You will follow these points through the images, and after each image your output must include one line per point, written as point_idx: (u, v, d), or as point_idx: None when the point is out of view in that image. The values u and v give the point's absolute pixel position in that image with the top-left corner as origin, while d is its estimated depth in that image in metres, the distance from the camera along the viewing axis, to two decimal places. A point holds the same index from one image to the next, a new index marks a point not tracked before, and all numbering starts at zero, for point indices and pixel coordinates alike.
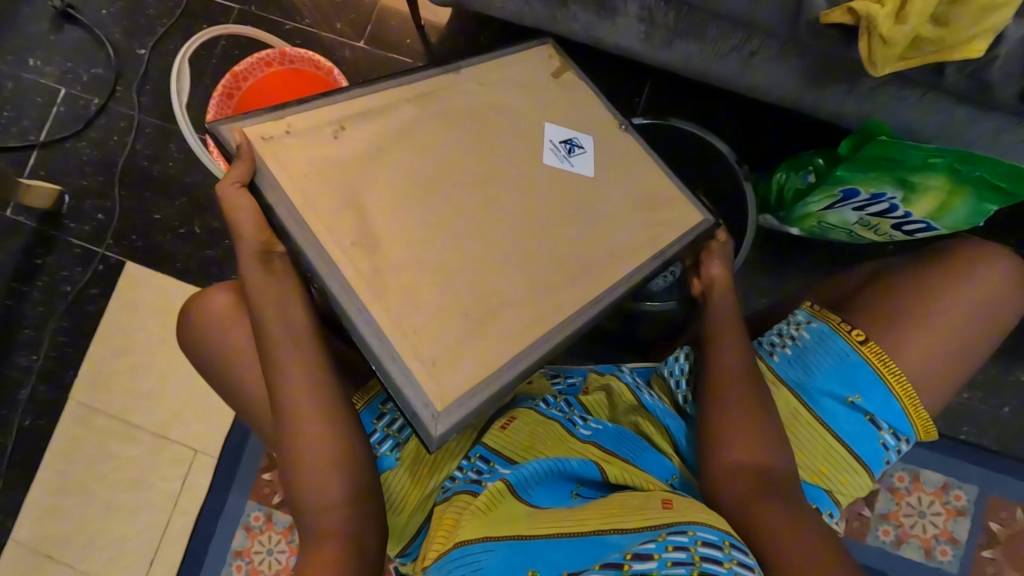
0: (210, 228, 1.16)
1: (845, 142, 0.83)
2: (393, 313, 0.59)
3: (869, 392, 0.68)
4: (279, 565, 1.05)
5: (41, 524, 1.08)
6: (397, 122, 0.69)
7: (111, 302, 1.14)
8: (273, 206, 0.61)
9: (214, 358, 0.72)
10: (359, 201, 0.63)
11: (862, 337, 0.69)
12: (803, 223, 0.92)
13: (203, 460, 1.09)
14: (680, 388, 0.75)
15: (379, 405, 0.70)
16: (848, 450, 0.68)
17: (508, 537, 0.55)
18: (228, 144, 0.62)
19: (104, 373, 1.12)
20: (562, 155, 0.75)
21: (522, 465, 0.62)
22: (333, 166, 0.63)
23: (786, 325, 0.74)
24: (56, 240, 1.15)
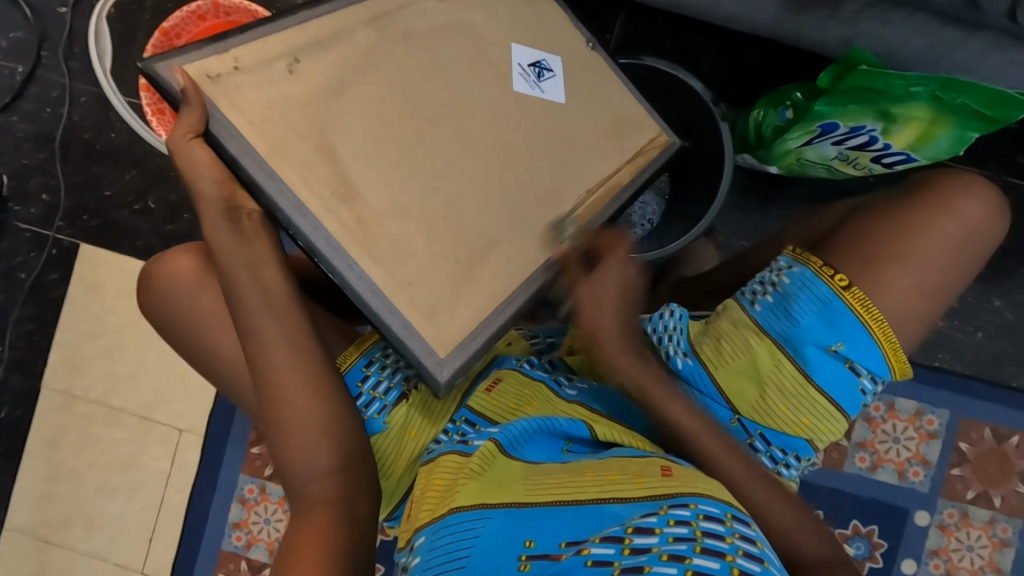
0: (166, 202, 1.09)
1: (826, 73, 0.81)
2: (384, 266, 0.56)
3: (851, 338, 0.67)
4: (278, 533, 1.07)
5: (35, 511, 1.09)
6: (357, 52, 0.61)
7: (73, 286, 1.10)
8: (236, 157, 0.53)
9: (181, 341, 0.69)
10: (332, 148, 0.57)
11: (845, 282, 0.68)
12: (781, 161, 0.88)
13: (190, 438, 1.09)
14: (665, 343, 0.73)
15: (363, 367, 0.67)
16: (829, 398, 0.68)
17: (507, 504, 0.55)
18: (170, 87, 0.53)
19: (77, 358, 1.09)
20: (532, 80, 0.70)
21: (511, 423, 0.63)
22: (296, 106, 0.56)
23: (768, 272, 0.73)
24: (3, 224, 1.09)
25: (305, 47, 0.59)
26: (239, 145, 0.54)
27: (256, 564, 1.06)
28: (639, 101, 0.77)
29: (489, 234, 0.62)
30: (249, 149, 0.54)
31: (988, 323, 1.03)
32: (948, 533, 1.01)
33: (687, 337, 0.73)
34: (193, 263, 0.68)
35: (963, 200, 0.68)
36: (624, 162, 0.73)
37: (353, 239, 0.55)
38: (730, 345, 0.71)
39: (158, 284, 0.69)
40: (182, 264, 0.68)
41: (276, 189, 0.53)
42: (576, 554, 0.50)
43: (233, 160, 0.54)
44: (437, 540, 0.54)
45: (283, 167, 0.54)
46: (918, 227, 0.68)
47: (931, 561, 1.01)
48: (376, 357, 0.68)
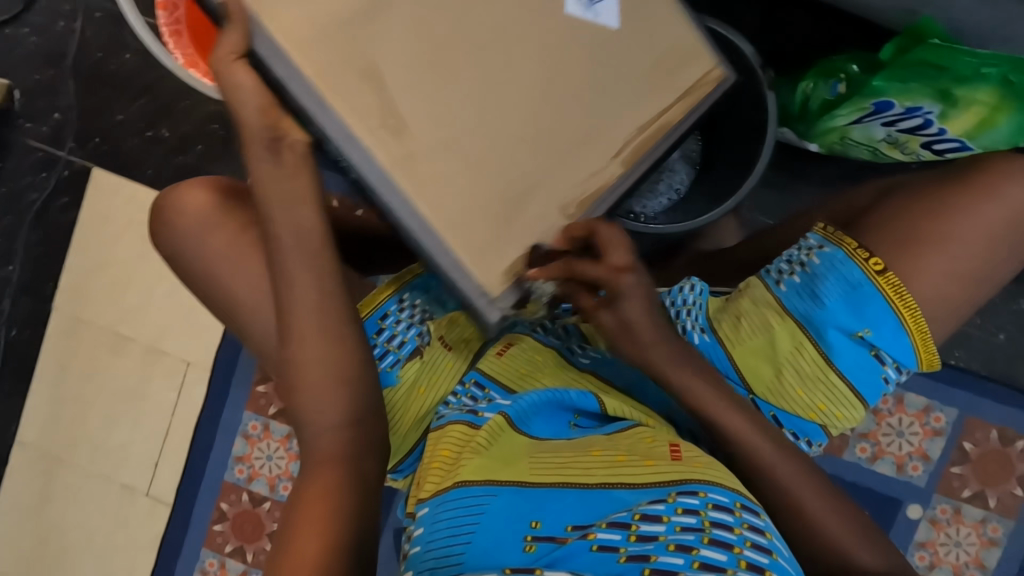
0: (179, 131, 1.06)
1: (890, 45, 0.74)
2: (439, 205, 0.52)
3: (878, 325, 0.65)
4: (279, 471, 1.09)
5: (45, 429, 1.11)
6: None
7: (83, 211, 1.08)
8: (282, 79, 0.51)
9: (191, 276, 0.68)
10: (377, 69, 0.51)
11: (879, 266, 0.65)
12: (824, 139, 0.84)
13: (197, 372, 1.10)
14: (681, 317, 0.71)
15: (378, 321, 0.67)
16: (848, 384, 0.67)
17: (510, 483, 0.55)
18: (213, 6, 0.51)
19: (86, 284, 1.09)
20: (585, 2, 0.58)
21: (522, 396, 0.62)
22: (344, 22, 0.51)
23: (797, 251, 0.71)
24: (14, 142, 1.07)
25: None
26: (285, 66, 0.50)
27: (257, 497, 1.09)
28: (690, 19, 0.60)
29: (530, 173, 0.55)
30: (297, 73, 0.50)
31: (1013, 325, 1.00)
32: (939, 528, 1.02)
33: (704, 313, 0.72)
34: (206, 201, 0.67)
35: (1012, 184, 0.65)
36: (674, 98, 0.59)
37: (404, 173, 0.51)
38: (750, 324, 0.69)
39: (171, 218, 0.68)
40: (194, 203, 0.67)
41: (330, 120, 0.51)
42: (581, 538, 0.51)
43: (280, 82, 0.51)
44: (440, 514, 0.54)
45: (329, 92, 0.50)
46: (964, 223, 0.64)
47: (917, 553, 1.02)
48: (392, 310, 0.67)
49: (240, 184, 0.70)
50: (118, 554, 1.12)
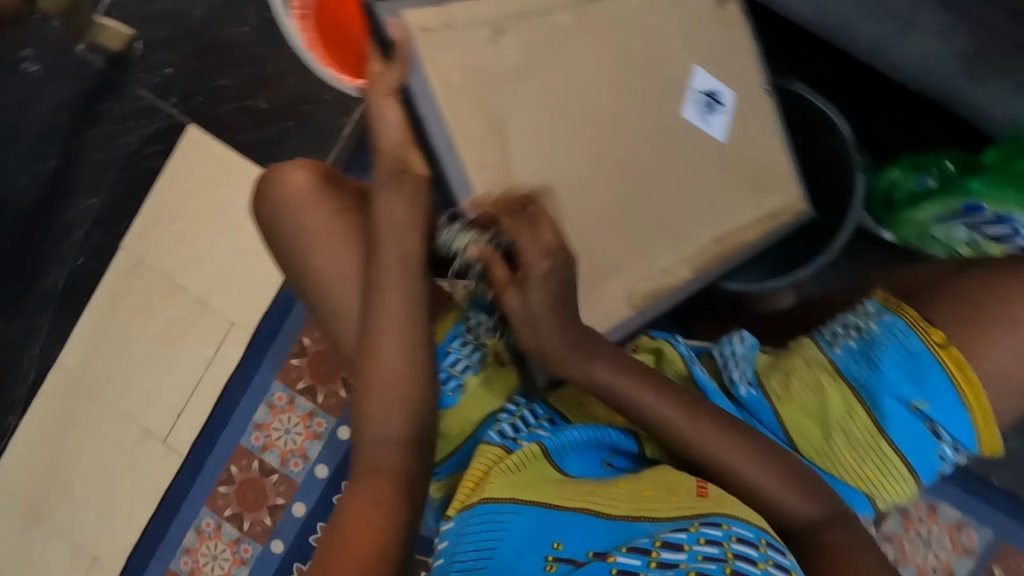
0: (275, 106, 1.12)
1: (992, 150, 0.74)
2: None
3: (936, 398, 0.64)
4: (294, 445, 1.10)
5: (85, 359, 1.15)
6: (553, 35, 0.57)
7: (170, 162, 1.14)
8: (425, 118, 0.53)
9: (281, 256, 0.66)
10: (504, 126, 0.55)
11: (941, 340, 0.65)
12: (902, 230, 0.83)
13: (238, 333, 1.13)
14: (730, 370, 0.69)
15: (448, 345, 0.64)
16: (900, 454, 0.65)
17: (535, 503, 0.54)
18: (383, 31, 0.52)
19: (156, 230, 1.14)
20: (701, 111, 0.63)
21: (563, 430, 0.61)
22: (488, 79, 0.54)
23: (853, 317, 0.71)
24: (124, 87, 1.14)
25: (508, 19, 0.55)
26: (430, 107, 0.53)
27: (267, 467, 1.11)
28: (786, 152, 0.67)
29: (614, 247, 0.60)
30: (438, 115, 0.53)
31: None
32: None
33: (754, 367, 0.71)
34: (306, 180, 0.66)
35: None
36: (757, 216, 0.65)
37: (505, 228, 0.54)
38: (801, 383, 0.68)
39: (267, 191, 0.66)
40: (294, 181, 0.65)
41: (451, 159, 0.53)
42: (601, 562, 0.50)
43: (423, 119, 0.53)
44: (466, 528, 0.53)
45: (460, 137, 0.53)
46: None
47: None
48: (459, 333, 0.65)
49: (333, 170, 0.69)
50: (122, 495, 1.14)
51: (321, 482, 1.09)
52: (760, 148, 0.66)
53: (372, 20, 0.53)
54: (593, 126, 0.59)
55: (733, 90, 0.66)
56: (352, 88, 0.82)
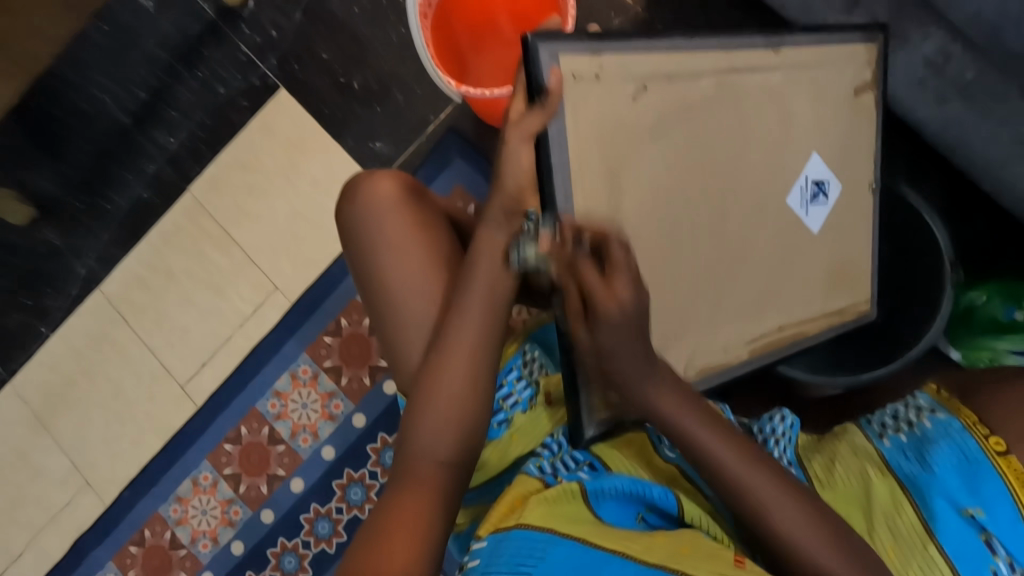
0: (367, 88, 1.13)
1: None
2: None
3: (994, 508, 0.56)
4: (306, 421, 1.10)
5: (127, 289, 1.17)
6: (693, 102, 0.58)
7: (253, 119, 1.16)
8: (553, 165, 0.52)
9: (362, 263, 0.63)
10: (621, 183, 0.55)
11: (1001, 447, 0.57)
12: (973, 354, 0.79)
13: (279, 298, 1.14)
14: (774, 448, 0.63)
15: (502, 377, 0.66)
16: (954, 568, 0.55)
17: (573, 537, 0.52)
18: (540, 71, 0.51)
19: (224, 181, 1.16)
20: (806, 200, 0.65)
21: (605, 475, 0.60)
22: (619, 135, 0.54)
23: (904, 408, 0.65)
24: (228, 39, 1.17)
25: (652, 77, 0.56)
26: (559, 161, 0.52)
27: (275, 436, 1.11)
28: (871, 255, 0.71)
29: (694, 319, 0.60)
30: (565, 162, 0.52)
31: None
32: None
33: (796, 446, 0.66)
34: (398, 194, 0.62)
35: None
36: (822, 313, 0.69)
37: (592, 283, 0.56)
38: (845, 470, 0.62)
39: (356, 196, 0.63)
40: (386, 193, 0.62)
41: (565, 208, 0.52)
42: None
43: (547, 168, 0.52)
44: (501, 549, 0.51)
45: (579, 186, 0.53)
46: None
47: None
48: (516, 365, 0.67)
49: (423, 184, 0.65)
50: (130, 428, 1.15)
51: (325, 463, 1.09)
52: (846, 250, 0.70)
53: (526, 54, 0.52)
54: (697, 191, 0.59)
55: (841, 183, 0.68)
56: (455, 93, 0.83)
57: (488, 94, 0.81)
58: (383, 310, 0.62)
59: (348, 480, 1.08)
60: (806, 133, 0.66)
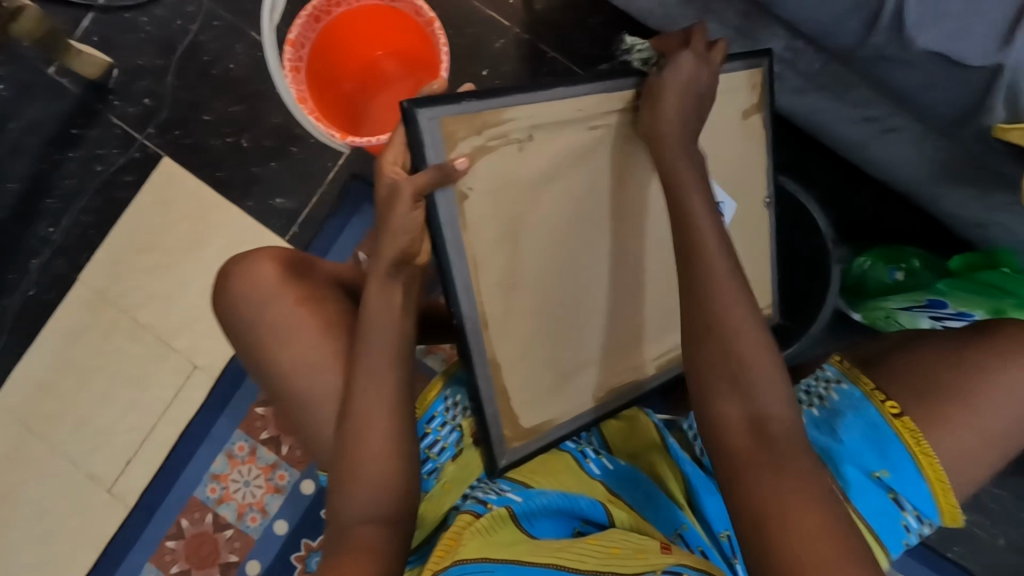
0: (258, 145, 1.09)
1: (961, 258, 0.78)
2: (509, 366, 0.58)
3: (897, 467, 0.61)
4: (252, 499, 1.05)
5: (30, 397, 1.07)
6: (589, 144, 0.58)
7: (142, 193, 1.10)
8: (442, 225, 0.51)
9: (247, 344, 0.61)
10: (517, 232, 0.56)
11: (896, 410, 0.61)
12: (870, 312, 0.83)
13: (200, 377, 1.08)
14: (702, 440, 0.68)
15: (426, 425, 0.62)
16: (868, 527, 0.60)
17: (508, 560, 0.51)
18: (430, 142, 0.50)
19: (120, 264, 1.09)
20: None
21: (534, 494, 0.59)
22: (511, 186, 0.54)
23: (814, 381, 0.66)
24: (99, 114, 1.10)
25: (540, 126, 0.55)
26: (453, 235, 0.52)
27: (221, 522, 1.05)
28: (771, 267, 0.74)
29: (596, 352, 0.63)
30: (456, 221, 0.52)
31: (1016, 534, 0.98)
32: None
33: None
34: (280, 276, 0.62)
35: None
36: None
37: (492, 327, 0.56)
38: None
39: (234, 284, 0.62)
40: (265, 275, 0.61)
41: (461, 270, 0.53)
42: None
43: (442, 246, 0.52)
44: None
45: (472, 241, 0.53)
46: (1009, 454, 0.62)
47: None
48: (438, 412, 0.63)
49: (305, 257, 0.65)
50: (59, 547, 1.05)
51: (279, 539, 1.04)
52: (747, 268, 0.72)
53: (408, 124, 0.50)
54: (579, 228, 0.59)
55: (736, 202, 0.70)
56: (341, 145, 0.80)
57: (375, 141, 0.79)
58: (293, 388, 0.59)
59: (307, 551, 1.04)
60: None
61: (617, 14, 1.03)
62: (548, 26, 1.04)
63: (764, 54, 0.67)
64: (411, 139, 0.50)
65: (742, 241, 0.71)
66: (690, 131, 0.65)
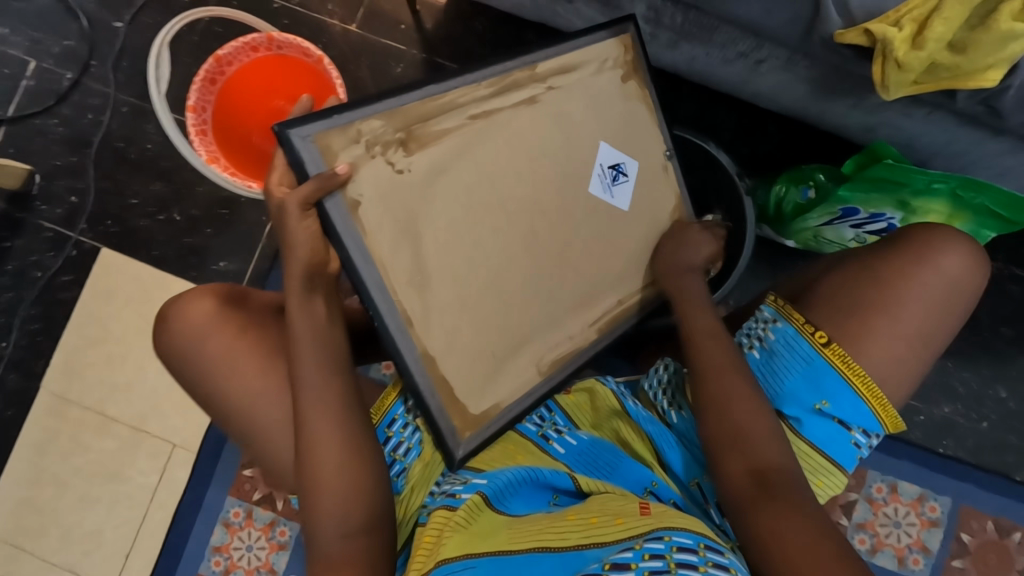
0: (190, 216, 1.11)
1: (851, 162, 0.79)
2: (442, 357, 0.60)
3: (836, 397, 0.63)
4: (258, 562, 1.04)
5: (15, 516, 1.05)
6: (462, 136, 0.62)
7: (85, 288, 1.10)
8: (339, 231, 0.55)
9: (200, 380, 0.66)
10: (417, 228, 0.59)
11: (824, 339, 0.63)
12: (798, 236, 0.86)
13: (181, 454, 1.07)
14: (660, 399, 0.70)
15: (386, 428, 0.64)
16: (822, 452, 0.64)
17: (487, 554, 0.53)
18: (301, 154, 0.54)
19: (77, 362, 1.08)
20: (607, 183, 0.71)
21: (497, 474, 0.61)
22: (398, 186, 0.58)
23: (753, 324, 0.68)
24: (27, 222, 1.10)
25: (413, 130, 0.60)
26: (353, 240, 0.55)
27: None
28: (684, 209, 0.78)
29: (529, 330, 0.66)
30: (351, 228, 0.55)
31: (994, 413, 1.02)
32: None
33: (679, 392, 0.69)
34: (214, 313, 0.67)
35: (948, 252, 0.64)
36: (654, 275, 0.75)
37: (417, 324, 0.58)
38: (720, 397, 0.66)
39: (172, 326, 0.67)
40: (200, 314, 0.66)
41: (369, 273, 0.56)
42: None
43: (345, 254, 0.55)
44: None
45: (372, 244, 0.56)
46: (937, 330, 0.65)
47: None
48: (399, 416, 0.64)
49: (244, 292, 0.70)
50: None
51: None
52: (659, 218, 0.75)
53: (285, 147, 0.54)
54: (478, 211, 0.63)
55: (637, 160, 0.74)
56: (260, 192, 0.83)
57: None
58: None
59: None
60: (568, 111, 0.69)
61: (504, 15, 1.07)
62: (443, 43, 1.08)
63: (628, 20, 0.73)
64: (288, 158, 0.55)
65: (650, 195, 0.75)
66: (566, 106, 0.69)
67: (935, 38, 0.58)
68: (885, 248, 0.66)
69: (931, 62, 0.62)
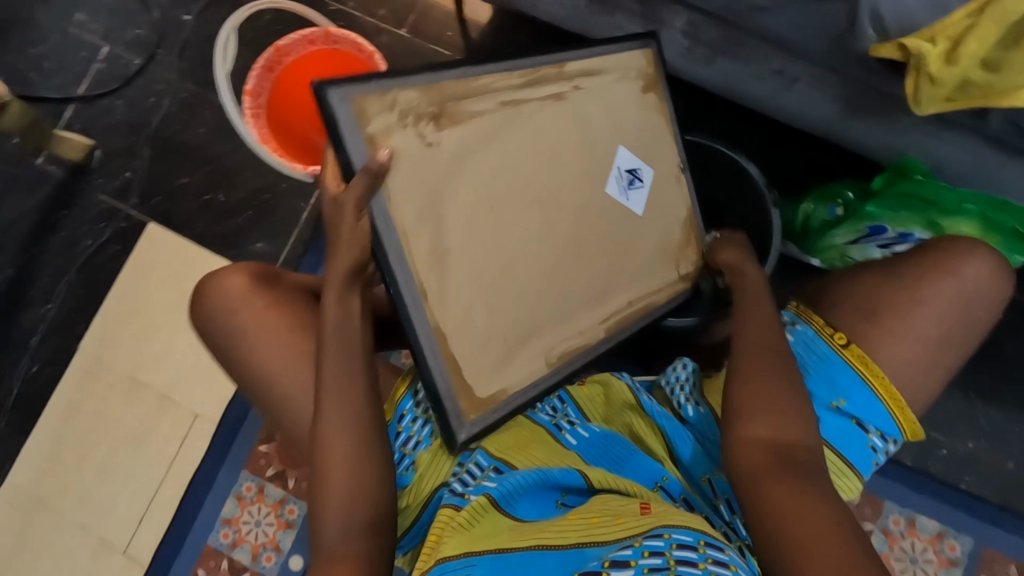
0: (234, 198, 1.16)
1: (879, 178, 0.82)
2: (453, 334, 0.62)
3: (852, 395, 0.64)
4: (264, 538, 1.06)
5: (39, 472, 1.09)
6: (492, 119, 0.65)
7: (129, 260, 1.16)
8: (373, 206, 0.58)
9: (233, 345, 0.69)
10: (442, 203, 0.61)
11: (843, 340, 0.65)
12: (826, 255, 0.88)
13: (202, 426, 1.10)
14: (678, 394, 0.71)
15: (397, 423, 0.67)
16: (840, 453, 0.63)
17: (488, 552, 0.53)
18: (336, 114, 0.57)
19: (114, 328, 1.13)
20: (623, 186, 0.74)
21: (509, 476, 0.60)
22: (429, 161, 0.61)
23: None
24: (83, 193, 1.17)
25: (446, 106, 0.63)
26: (380, 207, 0.58)
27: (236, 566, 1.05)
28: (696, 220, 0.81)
29: (539, 319, 0.68)
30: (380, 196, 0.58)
31: (1021, 454, 0.99)
32: None
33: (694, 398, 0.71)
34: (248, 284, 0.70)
35: (968, 261, 0.65)
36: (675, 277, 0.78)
37: (432, 299, 0.61)
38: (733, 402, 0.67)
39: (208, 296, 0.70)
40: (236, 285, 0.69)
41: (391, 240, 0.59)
42: None
43: (372, 219, 0.58)
44: None
45: (399, 213, 0.59)
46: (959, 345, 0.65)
47: None
48: (409, 409, 0.67)
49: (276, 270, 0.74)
50: None
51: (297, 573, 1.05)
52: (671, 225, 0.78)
53: (320, 104, 0.57)
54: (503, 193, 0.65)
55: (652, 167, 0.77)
56: (304, 174, 0.88)
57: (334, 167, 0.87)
58: None
59: None
60: (591, 111, 0.72)
61: (545, 28, 1.11)
62: (486, 52, 1.13)
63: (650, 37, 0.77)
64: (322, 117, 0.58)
65: (663, 200, 0.78)
66: (589, 105, 0.72)
67: (969, 54, 0.60)
68: (907, 260, 0.67)
69: (964, 80, 0.63)
